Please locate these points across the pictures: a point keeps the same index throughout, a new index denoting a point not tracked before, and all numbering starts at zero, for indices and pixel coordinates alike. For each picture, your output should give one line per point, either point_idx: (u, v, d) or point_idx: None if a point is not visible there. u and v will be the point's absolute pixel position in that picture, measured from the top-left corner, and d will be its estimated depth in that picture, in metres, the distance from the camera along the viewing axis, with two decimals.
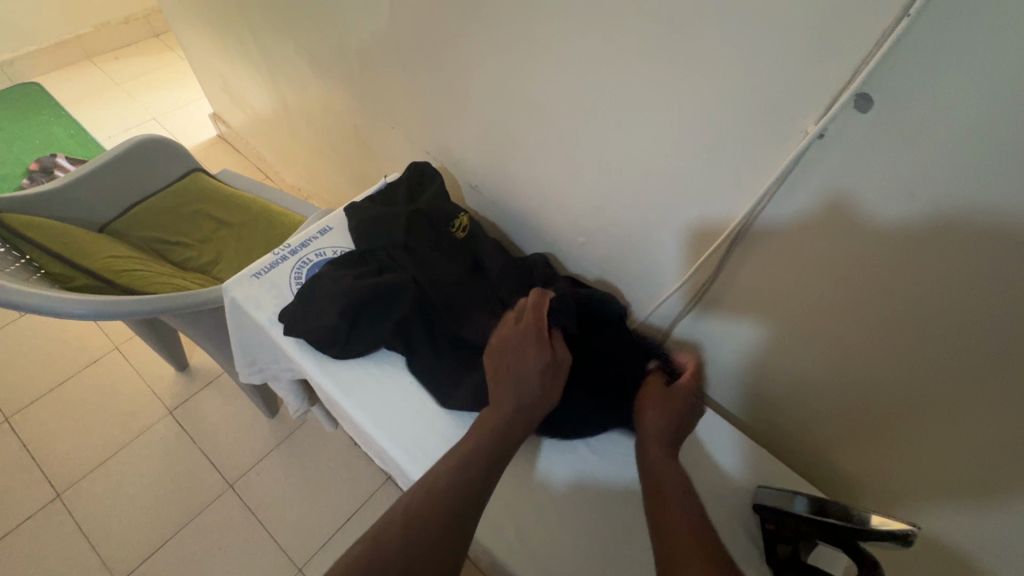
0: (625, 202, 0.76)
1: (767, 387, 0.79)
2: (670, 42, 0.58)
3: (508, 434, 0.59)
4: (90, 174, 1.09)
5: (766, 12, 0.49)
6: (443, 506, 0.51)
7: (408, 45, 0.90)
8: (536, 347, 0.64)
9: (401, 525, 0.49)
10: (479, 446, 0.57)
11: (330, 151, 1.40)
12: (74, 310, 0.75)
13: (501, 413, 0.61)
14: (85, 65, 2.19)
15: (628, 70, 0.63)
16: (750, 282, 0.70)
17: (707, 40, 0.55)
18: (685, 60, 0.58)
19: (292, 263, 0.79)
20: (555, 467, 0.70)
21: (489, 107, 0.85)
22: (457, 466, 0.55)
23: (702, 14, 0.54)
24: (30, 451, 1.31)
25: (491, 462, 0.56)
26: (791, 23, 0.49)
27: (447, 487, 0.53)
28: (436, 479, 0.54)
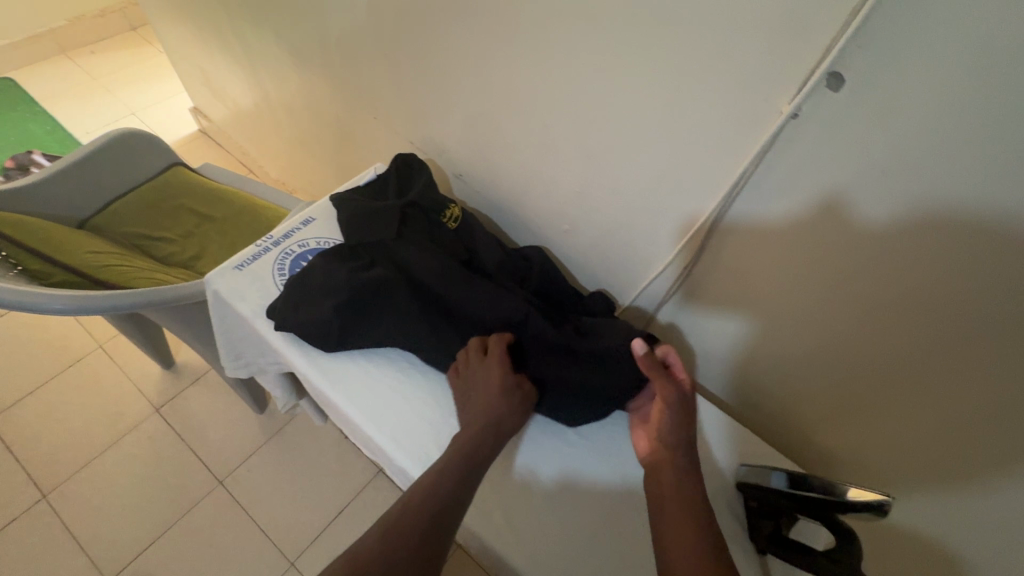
0: (608, 189, 0.77)
1: (750, 369, 0.80)
2: (648, 25, 0.58)
3: (480, 446, 0.60)
4: (66, 169, 1.06)
5: None
6: (422, 522, 0.51)
7: (388, 35, 0.90)
8: (502, 376, 0.64)
9: (380, 539, 0.49)
10: (455, 466, 0.57)
11: (313, 144, 1.39)
12: (52, 305, 0.74)
13: (470, 429, 0.61)
14: (60, 59, 2.14)
15: (606, 56, 0.63)
16: (731, 265, 0.71)
17: (684, 24, 0.55)
18: (662, 45, 0.58)
19: (275, 254, 0.78)
20: (539, 453, 0.71)
21: (471, 96, 0.85)
22: (431, 484, 0.55)
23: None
24: (14, 453, 1.29)
25: (465, 480, 0.56)
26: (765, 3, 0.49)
27: (424, 504, 0.53)
28: (413, 496, 0.54)
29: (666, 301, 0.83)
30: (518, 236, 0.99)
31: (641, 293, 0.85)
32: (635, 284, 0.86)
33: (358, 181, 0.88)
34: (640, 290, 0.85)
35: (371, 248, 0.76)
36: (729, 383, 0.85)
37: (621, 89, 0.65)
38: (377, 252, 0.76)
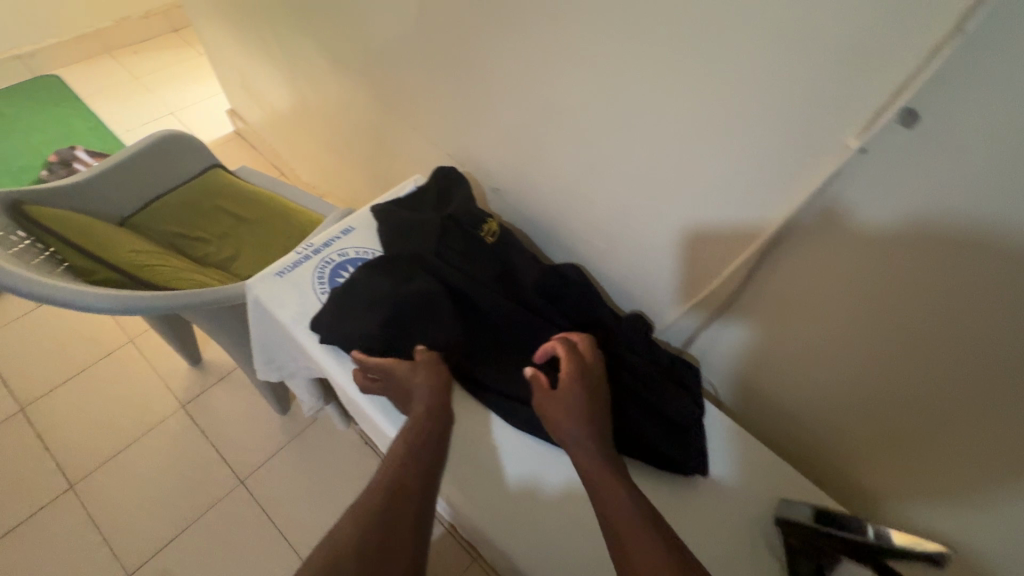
0: (650, 210, 0.75)
1: (787, 401, 0.78)
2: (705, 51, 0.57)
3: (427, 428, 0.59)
4: (112, 168, 1.09)
5: (812, 25, 0.48)
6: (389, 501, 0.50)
7: (432, 46, 0.90)
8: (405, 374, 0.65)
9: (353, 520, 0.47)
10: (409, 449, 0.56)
11: (347, 149, 1.40)
12: (96, 304, 0.75)
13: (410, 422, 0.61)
14: (106, 58, 2.21)
15: (657, 78, 0.62)
16: (777, 296, 0.69)
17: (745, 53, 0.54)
18: (718, 69, 0.57)
19: (314, 263, 0.78)
20: (536, 461, 0.68)
21: (512, 110, 0.84)
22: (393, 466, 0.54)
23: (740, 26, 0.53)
24: (44, 442, 1.32)
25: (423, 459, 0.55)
26: (836, 36, 0.47)
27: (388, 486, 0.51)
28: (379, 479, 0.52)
29: (700, 328, 0.82)
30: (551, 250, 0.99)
31: (673, 317, 0.84)
32: (668, 307, 0.84)
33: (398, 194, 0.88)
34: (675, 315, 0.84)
35: (410, 262, 0.76)
36: (764, 412, 0.82)
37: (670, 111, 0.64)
38: (417, 266, 0.76)
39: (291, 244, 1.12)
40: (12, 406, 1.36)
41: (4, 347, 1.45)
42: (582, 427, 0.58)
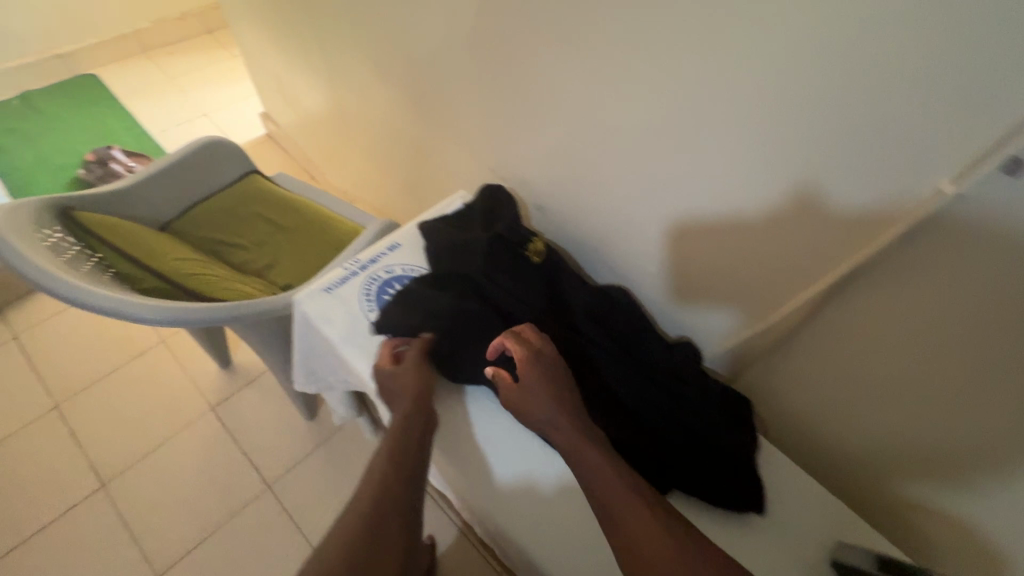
0: (705, 237, 0.74)
1: (842, 437, 0.76)
2: (786, 87, 0.55)
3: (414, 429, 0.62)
4: (156, 175, 1.10)
5: (915, 68, 0.46)
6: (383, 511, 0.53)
7: (480, 62, 0.89)
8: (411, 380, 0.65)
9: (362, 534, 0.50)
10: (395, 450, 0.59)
11: (383, 157, 1.40)
12: (148, 316, 0.75)
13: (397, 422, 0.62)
14: (141, 59, 2.24)
15: (728, 113, 0.61)
16: (845, 333, 0.67)
17: (833, 92, 0.52)
18: (799, 106, 0.55)
19: (362, 279, 0.79)
20: (535, 459, 0.71)
21: (560, 130, 0.83)
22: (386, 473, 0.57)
23: (829, 62, 0.51)
24: (78, 440, 1.33)
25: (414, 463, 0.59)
26: (939, 80, 0.46)
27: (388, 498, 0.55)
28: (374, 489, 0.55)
29: (751, 359, 0.80)
30: (593, 269, 0.97)
31: (723, 347, 0.82)
32: (717, 336, 0.82)
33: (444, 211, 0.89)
34: (724, 344, 0.82)
35: (460, 281, 0.76)
36: (814, 445, 0.80)
37: (740, 145, 0.62)
38: (467, 286, 0.75)
39: (329, 254, 1.12)
40: (48, 403, 1.38)
41: (41, 343, 1.48)
42: (554, 413, 0.60)
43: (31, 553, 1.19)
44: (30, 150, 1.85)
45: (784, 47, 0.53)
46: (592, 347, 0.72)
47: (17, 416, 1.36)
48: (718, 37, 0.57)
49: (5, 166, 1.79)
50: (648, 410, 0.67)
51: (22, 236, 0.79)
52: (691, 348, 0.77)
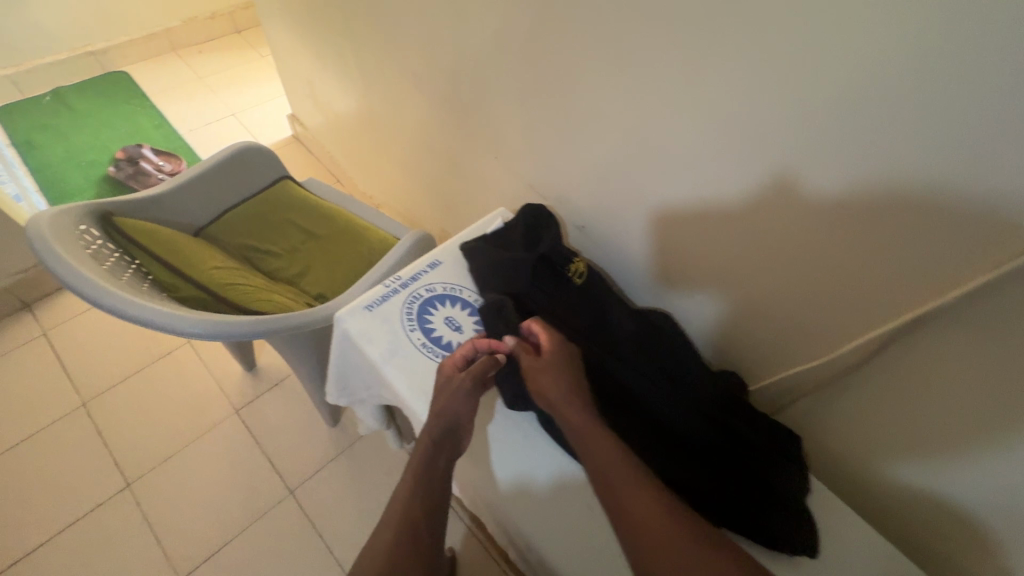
0: (755, 270, 0.71)
1: (896, 484, 0.72)
2: (865, 126, 0.51)
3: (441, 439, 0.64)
4: (192, 180, 1.11)
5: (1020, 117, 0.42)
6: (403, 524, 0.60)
7: (523, 78, 0.87)
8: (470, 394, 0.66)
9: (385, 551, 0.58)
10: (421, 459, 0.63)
11: (413, 166, 1.39)
12: (187, 329, 0.74)
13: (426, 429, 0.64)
14: (171, 57, 2.26)
15: (796, 153, 0.58)
16: (907, 380, 0.63)
17: (919, 136, 0.48)
18: (878, 147, 0.51)
19: (403, 297, 0.79)
20: (578, 491, 0.71)
21: (604, 151, 0.81)
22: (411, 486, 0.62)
23: (918, 105, 0.47)
24: (104, 439, 1.34)
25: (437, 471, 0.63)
26: None
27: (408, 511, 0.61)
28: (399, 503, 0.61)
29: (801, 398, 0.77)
30: (630, 289, 0.96)
31: (766, 380, 0.80)
32: (762, 367, 0.80)
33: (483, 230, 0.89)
34: (770, 376, 0.80)
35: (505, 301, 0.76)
36: (859, 487, 0.77)
37: (806, 184, 0.59)
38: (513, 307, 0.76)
39: (359, 264, 1.12)
40: (75, 400, 1.39)
41: (68, 341, 1.49)
42: (569, 389, 0.63)
43: (55, 551, 1.20)
44: (62, 146, 1.87)
45: (867, 85, 0.49)
46: (640, 375, 0.69)
47: (45, 413, 1.37)
48: (788, 73, 0.54)
49: (37, 162, 1.80)
50: (694, 447, 0.66)
51: (65, 242, 0.79)
52: (736, 379, 0.75)
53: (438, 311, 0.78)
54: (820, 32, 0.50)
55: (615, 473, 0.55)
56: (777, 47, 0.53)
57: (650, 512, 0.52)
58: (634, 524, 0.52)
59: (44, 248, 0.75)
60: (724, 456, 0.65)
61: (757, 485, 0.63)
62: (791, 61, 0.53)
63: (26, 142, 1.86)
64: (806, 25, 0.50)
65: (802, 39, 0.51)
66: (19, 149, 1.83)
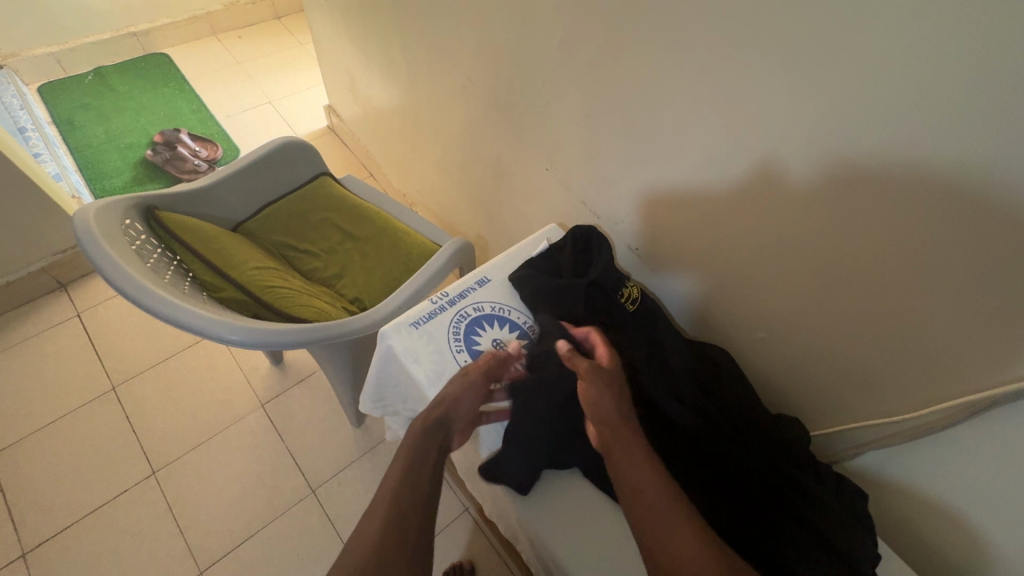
0: (829, 312, 0.67)
1: (971, 555, 0.66)
2: (985, 175, 0.47)
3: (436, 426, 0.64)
4: (233, 174, 1.09)
5: None
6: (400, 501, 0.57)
7: (588, 89, 0.83)
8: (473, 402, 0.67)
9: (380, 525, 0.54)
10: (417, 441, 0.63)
11: (453, 168, 1.37)
12: (228, 336, 0.71)
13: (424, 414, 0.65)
14: (211, 41, 2.26)
15: (901, 204, 0.54)
16: (996, 445, 0.58)
17: None
18: (998, 197, 0.47)
19: (450, 314, 0.76)
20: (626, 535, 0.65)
21: (674, 172, 0.77)
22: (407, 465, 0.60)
23: None
24: (132, 424, 1.35)
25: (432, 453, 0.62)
26: None
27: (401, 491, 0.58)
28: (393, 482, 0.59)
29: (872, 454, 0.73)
30: (681, 315, 0.92)
31: (829, 430, 0.76)
32: (826, 412, 0.76)
33: (531, 251, 0.85)
34: (833, 422, 0.76)
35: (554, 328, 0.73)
36: (926, 554, 0.71)
37: (910, 237, 0.55)
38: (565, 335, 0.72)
39: (398, 269, 1.09)
40: (106, 384, 1.40)
41: (101, 323, 1.50)
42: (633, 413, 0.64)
43: (79, 535, 1.20)
44: (102, 127, 1.87)
45: (993, 133, 0.45)
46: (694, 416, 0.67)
47: (75, 395, 1.38)
48: (905, 120, 0.50)
49: (77, 142, 1.81)
50: (758, 498, 0.63)
51: (110, 237, 0.77)
52: (796, 424, 0.72)
53: (485, 332, 0.76)
54: (950, 81, 0.46)
55: (659, 500, 0.53)
56: (893, 88, 0.50)
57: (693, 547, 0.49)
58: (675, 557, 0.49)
59: (91, 244, 0.73)
60: (790, 510, 0.62)
61: (822, 544, 0.60)
62: (908, 107, 0.49)
63: (67, 121, 1.87)
64: (933, 72, 0.47)
65: (929, 87, 0.47)
66: (60, 128, 1.84)
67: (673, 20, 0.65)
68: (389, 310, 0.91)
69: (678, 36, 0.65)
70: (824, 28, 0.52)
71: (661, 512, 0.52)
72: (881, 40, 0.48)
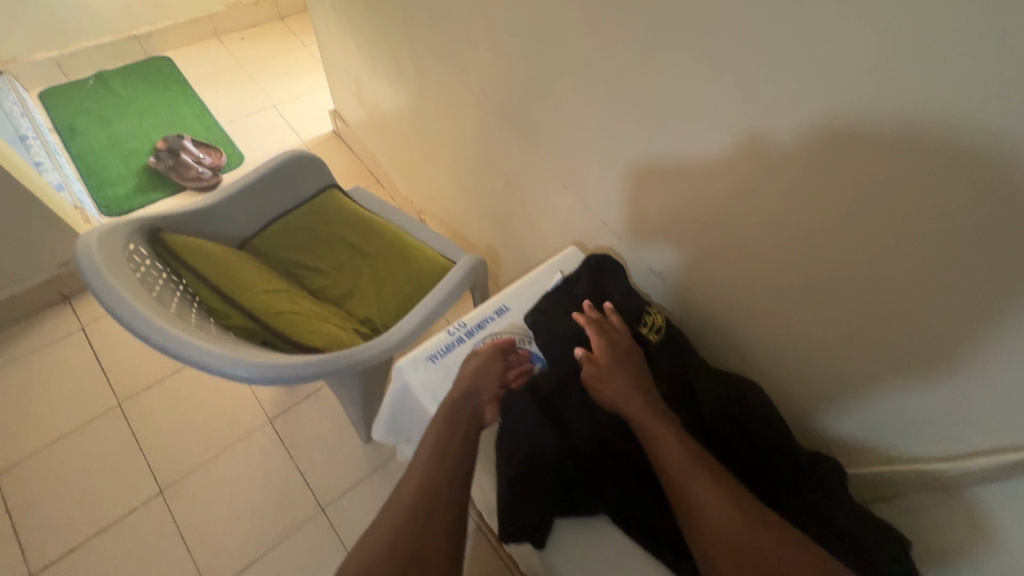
0: (874, 349, 0.64)
1: None
2: None
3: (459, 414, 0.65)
4: (240, 190, 1.06)
5: None
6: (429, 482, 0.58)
7: (609, 107, 0.79)
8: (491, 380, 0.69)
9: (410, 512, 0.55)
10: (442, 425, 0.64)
11: (464, 178, 1.33)
12: (237, 373, 0.69)
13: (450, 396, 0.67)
14: (213, 43, 2.21)
15: (966, 250, 0.50)
16: None
17: None
18: None
19: (468, 346, 0.75)
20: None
21: (703, 198, 0.73)
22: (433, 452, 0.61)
23: None
24: (139, 441, 1.33)
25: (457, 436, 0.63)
26: None
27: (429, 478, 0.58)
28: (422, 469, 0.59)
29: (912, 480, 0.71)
30: (707, 338, 0.88)
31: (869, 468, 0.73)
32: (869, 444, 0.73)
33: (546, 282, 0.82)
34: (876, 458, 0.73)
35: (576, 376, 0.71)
36: None
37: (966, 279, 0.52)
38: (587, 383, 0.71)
39: (409, 287, 1.06)
40: (112, 400, 1.38)
41: (106, 337, 1.47)
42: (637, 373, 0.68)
43: (86, 556, 1.18)
44: (104, 133, 1.84)
45: None
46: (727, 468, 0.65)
47: (80, 412, 1.35)
48: (969, 165, 0.46)
49: (79, 149, 1.78)
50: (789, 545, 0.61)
51: (114, 266, 0.74)
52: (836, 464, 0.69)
53: None
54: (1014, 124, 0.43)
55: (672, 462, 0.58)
56: (959, 134, 0.46)
57: (726, 516, 0.53)
58: (711, 529, 0.53)
59: (94, 275, 0.71)
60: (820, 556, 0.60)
61: None
62: (975, 153, 0.46)
63: (68, 127, 1.84)
64: (1001, 119, 0.43)
65: (995, 132, 0.44)
66: (61, 135, 1.81)
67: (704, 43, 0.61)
68: (399, 337, 0.88)
69: (709, 60, 0.61)
70: (878, 61, 0.48)
71: (688, 486, 0.55)
72: (945, 81, 0.44)
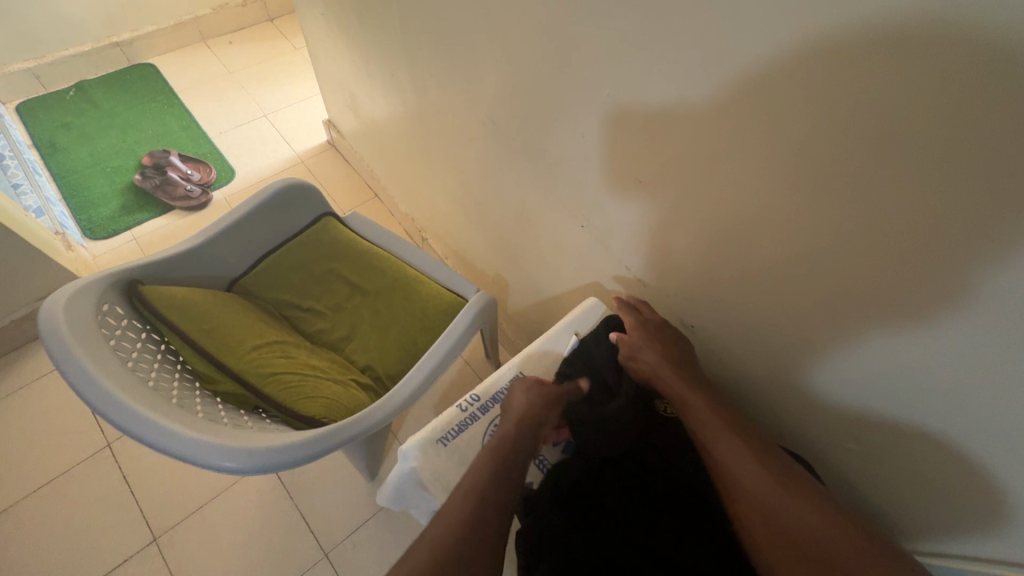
0: (953, 424, 0.56)
1: None
2: None
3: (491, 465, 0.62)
4: (226, 228, 0.98)
5: None
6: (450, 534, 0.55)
7: (638, 148, 0.70)
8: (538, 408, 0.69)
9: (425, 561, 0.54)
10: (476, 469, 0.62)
11: (467, 200, 1.25)
12: (224, 465, 0.63)
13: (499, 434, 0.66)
14: (200, 48, 2.11)
15: None
16: None
17: None
18: None
19: (482, 426, 0.75)
20: None
21: (748, 252, 0.64)
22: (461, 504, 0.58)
23: None
24: (130, 485, 1.26)
25: (491, 489, 0.60)
26: None
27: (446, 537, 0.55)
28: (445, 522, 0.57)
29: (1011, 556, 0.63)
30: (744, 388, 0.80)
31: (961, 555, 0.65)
32: (941, 523, 0.66)
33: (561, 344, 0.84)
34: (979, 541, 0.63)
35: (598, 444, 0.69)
36: None
37: None
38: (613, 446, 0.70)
39: (413, 329, 0.98)
40: (102, 441, 1.31)
41: None
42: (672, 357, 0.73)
43: None
44: (86, 149, 1.75)
45: None
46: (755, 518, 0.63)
47: (69, 454, 1.28)
48: None
49: (61, 167, 1.69)
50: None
51: (84, 338, 0.66)
52: None
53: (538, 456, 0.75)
54: None
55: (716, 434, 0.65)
56: None
57: (758, 481, 0.61)
58: (743, 491, 0.61)
59: (59, 349, 0.62)
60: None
61: None
62: None
63: (49, 144, 1.74)
64: None
65: None
66: (41, 152, 1.72)
67: (763, 92, 0.52)
68: (403, 398, 0.80)
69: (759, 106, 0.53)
70: (992, 134, 0.39)
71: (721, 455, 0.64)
72: None
